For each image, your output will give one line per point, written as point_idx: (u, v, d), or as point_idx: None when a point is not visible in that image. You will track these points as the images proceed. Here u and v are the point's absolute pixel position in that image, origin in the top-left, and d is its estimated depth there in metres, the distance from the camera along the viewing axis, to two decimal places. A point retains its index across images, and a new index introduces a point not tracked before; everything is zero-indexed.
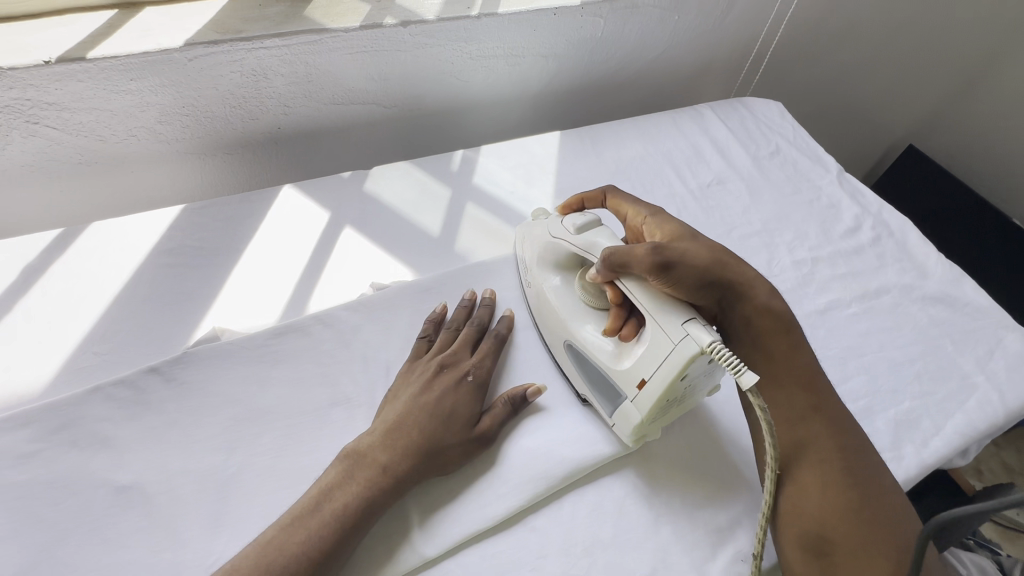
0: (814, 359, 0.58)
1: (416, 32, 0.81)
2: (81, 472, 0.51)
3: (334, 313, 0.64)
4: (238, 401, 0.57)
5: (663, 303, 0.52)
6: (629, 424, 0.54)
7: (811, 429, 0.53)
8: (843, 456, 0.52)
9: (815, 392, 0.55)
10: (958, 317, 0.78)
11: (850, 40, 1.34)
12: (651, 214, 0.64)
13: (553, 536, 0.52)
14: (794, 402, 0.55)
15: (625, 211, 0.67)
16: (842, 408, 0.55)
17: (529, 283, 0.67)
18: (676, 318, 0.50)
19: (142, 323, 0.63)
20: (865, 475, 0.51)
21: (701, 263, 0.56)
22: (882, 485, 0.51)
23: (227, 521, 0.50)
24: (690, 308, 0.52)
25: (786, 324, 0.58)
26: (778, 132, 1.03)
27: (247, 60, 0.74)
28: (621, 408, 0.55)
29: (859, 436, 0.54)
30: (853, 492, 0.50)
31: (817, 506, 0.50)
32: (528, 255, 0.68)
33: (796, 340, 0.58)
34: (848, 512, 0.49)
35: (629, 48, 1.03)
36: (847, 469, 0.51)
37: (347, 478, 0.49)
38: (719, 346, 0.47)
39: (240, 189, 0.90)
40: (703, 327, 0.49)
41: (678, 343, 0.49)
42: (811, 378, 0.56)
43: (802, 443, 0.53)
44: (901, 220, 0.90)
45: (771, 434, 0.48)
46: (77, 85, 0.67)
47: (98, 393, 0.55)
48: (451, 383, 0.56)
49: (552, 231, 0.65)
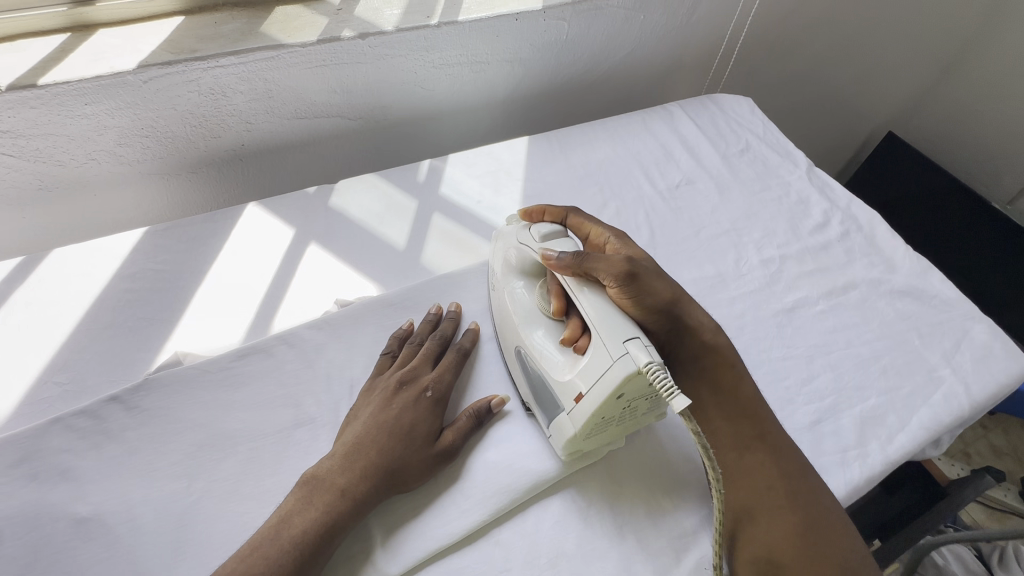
0: (757, 389, 0.60)
1: (375, 44, 0.80)
2: (41, 505, 0.51)
3: (297, 333, 0.64)
4: (200, 426, 0.57)
5: (607, 320, 0.51)
6: (563, 436, 0.54)
7: (753, 456, 0.55)
8: (786, 481, 0.53)
9: (759, 422, 0.57)
10: (927, 310, 0.78)
11: (822, 32, 1.34)
12: (615, 237, 0.65)
13: (517, 550, 0.52)
14: (740, 430, 0.57)
15: (588, 231, 0.67)
16: (784, 435, 0.57)
17: (493, 287, 0.67)
18: (619, 336, 0.50)
19: (104, 351, 0.63)
20: (808, 498, 0.53)
21: (663, 295, 0.58)
22: (826, 509, 0.53)
23: (190, 549, 0.50)
24: (633, 327, 0.51)
25: (733, 357, 0.61)
26: (748, 129, 1.03)
27: (203, 79, 0.73)
28: (557, 420, 0.55)
29: (801, 458, 0.56)
30: (796, 515, 0.52)
31: (765, 532, 0.51)
32: (495, 262, 0.68)
33: (740, 370, 0.60)
34: (793, 536, 0.50)
35: (596, 50, 1.03)
36: (790, 494, 0.53)
37: (306, 504, 0.49)
38: (655, 367, 0.47)
39: (207, 208, 0.90)
40: (644, 346, 0.48)
41: (616, 360, 0.49)
42: (755, 408, 0.58)
43: (746, 472, 0.55)
44: (869, 213, 0.90)
45: (711, 460, 0.46)
46: (31, 112, 0.67)
47: (58, 424, 0.55)
48: (410, 399, 0.56)
49: (520, 238, 0.64)
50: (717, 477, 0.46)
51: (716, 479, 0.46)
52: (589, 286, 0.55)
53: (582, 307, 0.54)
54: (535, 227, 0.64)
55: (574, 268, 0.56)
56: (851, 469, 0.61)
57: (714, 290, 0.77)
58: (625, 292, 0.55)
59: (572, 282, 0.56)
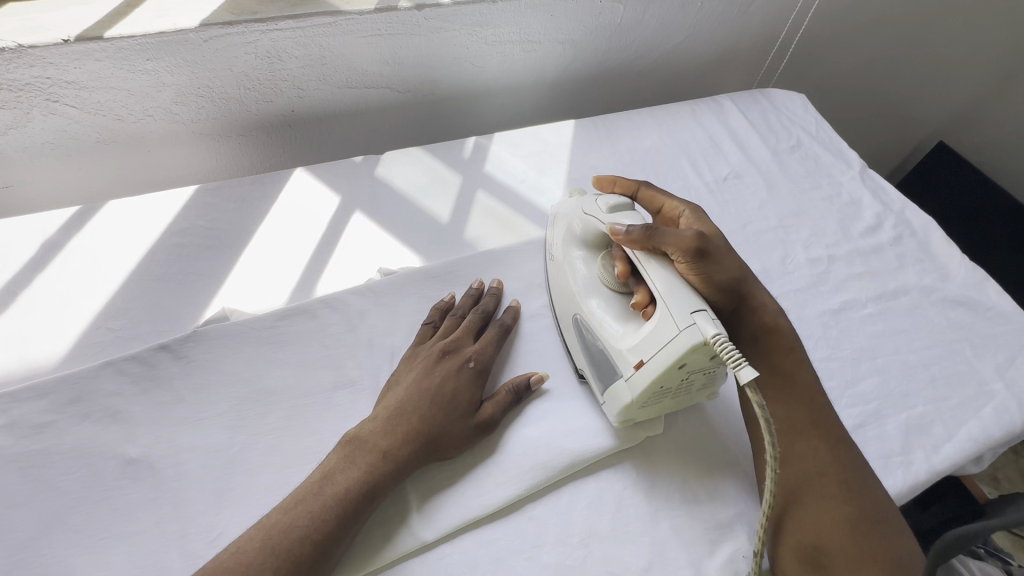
0: (814, 374, 0.59)
1: (431, 16, 0.80)
2: (93, 443, 0.52)
3: (341, 297, 0.65)
4: (245, 380, 0.58)
5: (676, 289, 0.51)
6: (619, 403, 0.54)
7: (807, 442, 0.54)
8: (840, 471, 0.52)
9: (815, 407, 0.56)
10: (980, 321, 0.76)
11: (881, 30, 1.29)
12: (689, 211, 0.65)
13: (551, 525, 0.52)
14: (793, 417, 0.55)
15: (661, 204, 0.67)
16: (838, 424, 0.56)
17: (551, 256, 0.67)
18: (686, 306, 0.50)
19: (156, 301, 0.64)
20: (860, 489, 0.52)
21: (731, 272, 0.57)
22: (877, 499, 0.52)
23: (232, 497, 0.51)
24: (700, 298, 0.51)
25: (792, 342, 0.60)
26: (800, 125, 1.00)
27: (261, 42, 0.73)
28: (614, 387, 0.55)
29: (854, 449, 0.54)
30: (849, 503, 0.51)
31: (814, 518, 0.50)
32: (557, 231, 0.68)
33: (800, 356, 0.59)
34: (845, 524, 0.50)
35: (649, 37, 1.01)
36: (845, 483, 0.51)
37: (349, 462, 0.50)
38: (723, 339, 0.46)
39: (254, 170, 0.91)
40: (711, 318, 0.48)
41: (683, 329, 0.48)
42: (812, 396, 0.57)
43: (797, 456, 0.53)
44: (924, 219, 0.87)
45: (771, 436, 0.45)
46: (96, 64, 0.68)
47: (110, 368, 0.56)
48: (453, 368, 0.56)
49: (585, 208, 0.64)
50: (775, 456, 0.45)
51: (773, 456, 0.45)
52: (657, 260, 0.54)
53: (650, 281, 0.54)
54: (601, 197, 0.63)
55: (643, 243, 0.55)
56: (894, 475, 0.60)
57: None
58: (694, 267, 0.54)
59: (640, 255, 0.56)
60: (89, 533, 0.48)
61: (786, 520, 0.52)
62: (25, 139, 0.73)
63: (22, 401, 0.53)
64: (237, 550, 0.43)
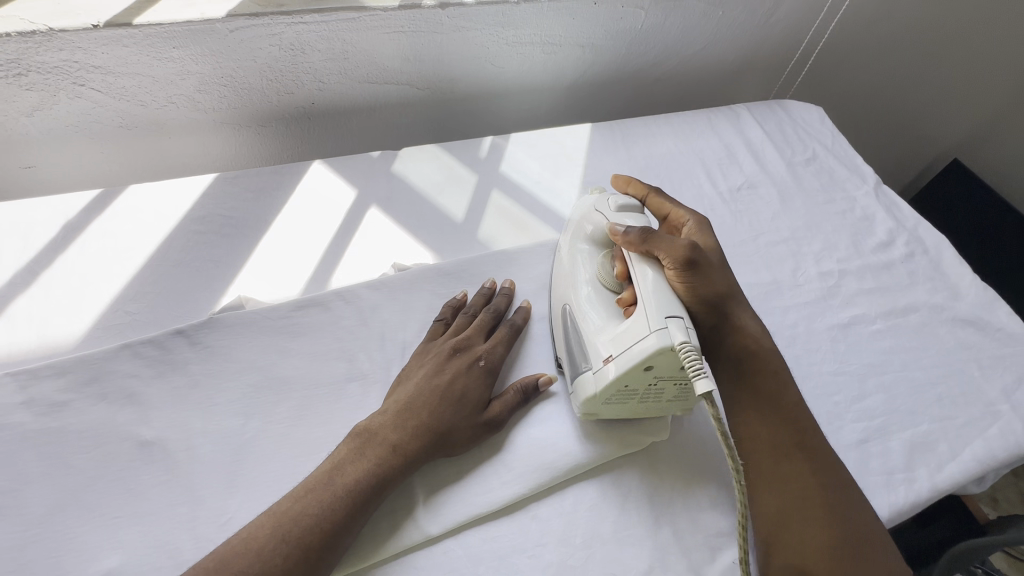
0: (800, 396, 0.58)
1: (454, 15, 0.80)
2: (109, 423, 0.53)
3: (355, 291, 0.65)
4: (258, 367, 0.59)
5: (659, 293, 0.52)
6: (583, 394, 0.56)
7: (792, 464, 0.53)
8: (824, 493, 0.52)
9: (801, 429, 0.56)
10: (989, 342, 0.76)
11: (900, 46, 1.30)
12: (694, 223, 0.65)
13: (553, 525, 0.53)
14: (779, 436, 0.55)
15: (668, 211, 0.68)
16: (825, 445, 0.56)
17: (558, 249, 0.68)
18: (662, 311, 0.50)
19: (173, 287, 0.65)
20: (846, 511, 0.51)
21: (715, 287, 0.58)
22: (864, 525, 0.51)
23: (243, 483, 0.52)
24: (679, 306, 0.51)
25: (778, 364, 0.59)
26: (816, 138, 1.00)
27: (286, 34, 0.74)
28: (581, 378, 0.56)
29: (842, 473, 0.54)
30: (833, 526, 0.50)
31: (798, 541, 0.50)
32: (568, 226, 0.69)
33: (785, 378, 0.59)
34: (827, 549, 0.49)
35: (668, 44, 1.02)
36: (827, 505, 0.51)
37: (359, 454, 0.50)
38: (689, 348, 0.47)
39: (271, 161, 0.92)
40: (684, 327, 0.49)
41: (653, 331, 0.49)
42: (797, 416, 0.56)
43: (783, 478, 0.53)
44: (937, 237, 0.87)
45: (729, 443, 0.46)
46: (123, 50, 0.69)
47: (127, 351, 0.57)
48: (462, 367, 0.57)
49: (597, 205, 0.65)
50: (738, 467, 0.46)
51: (734, 470, 0.47)
52: (647, 263, 0.55)
53: (636, 279, 0.55)
54: (614, 198, 0.65)
55: (637, 245, 0.56)
56: (897, 492, 0.60)
57: (769, 296, 0.75)
58: (682, 276, 0.55)
59: (633, 256, 0.57)
60: (103, 511, 0.49)
61: (769, 545, 0.51)
62: (50, 120, 0.74)
63: (41, 379, 0.54)
64: (250, 534, 0.44)
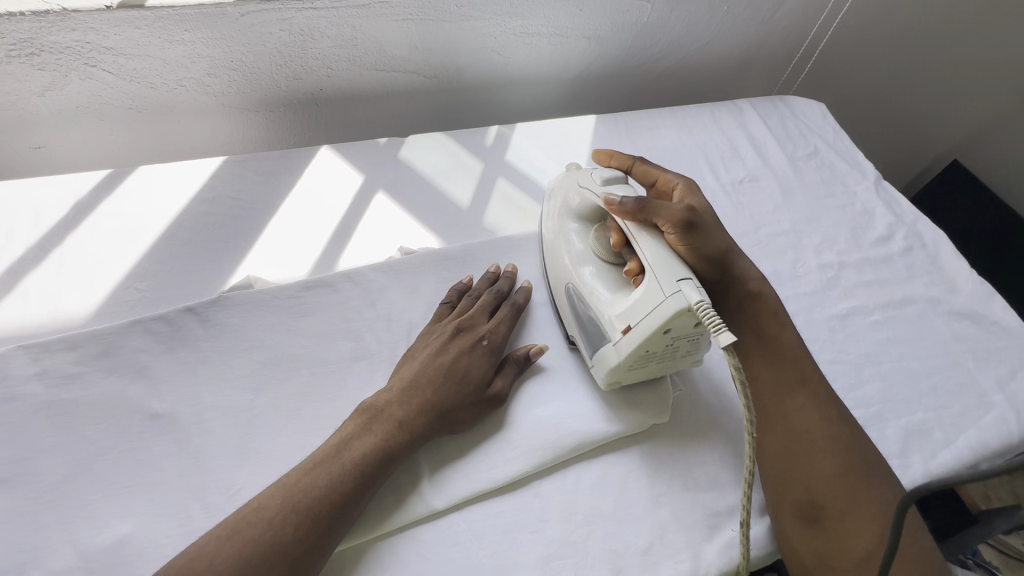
0: (800, 340, 0.61)
1: (463, 3, 0.81)
2: (121, 396, 0.54)
3: (363, 273, 0.66)
4: (267, 345, 0.60)
5: (666, 259, 0.53)
6: (606, 366, 0.57)
7: (796, 401, 0.56)
8: (827, 428, 0.54)
9: (801, 368, 0.58)
10: (984, 334, 0.77)
11: (901, 45, 1.31)
12: (685, 187, 0.66)
13: (555, 501, 0.54)
14: (782, 374, 0.58)
15: (655, 177, 0.68)
16: (826, 384, 0.58)
17: (546, 228, 0.69)
18: (672, 275, 0.51)
19: (182, 266, 0.66)
20: (851, 444, 0.53)
21: (719, 246, 0.59)
22: (868, 456, 0.53)
23: (252, 456, 0.53)
24: (687, 268, 0.52)
25: (775, 307, 0.62)
26: (817, 133, 1.01)
27: (295, 19, 0.75)
28: (602, 352, 0.57)
29: (845, 412, 0.56)
30: (839, 457, 0.52)
31: (805, 476, 0.52)
32: (552, 203, 0.69)
33: (784, 321, 0.61)
34: (835, 477, 0.51)
35: (673, 38, 1.03)
36: (832, 437, 0.54)
37: (365, 429, 0.51)
38: (706, 306, 0.48)
39: (278, 146, 0.93)
40: (696, 287, 0.50)
41: (668, 296, 0.50)
42: (795, 356, 0.59)
43: (787, 414, 0.56)
44: (935, 232, 0.88)
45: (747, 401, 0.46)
46: (134, 32, 0.70)
47: (138, 327, 0.58)
48: (466, 346, 0.58)
49: (580, 180, 0.66)
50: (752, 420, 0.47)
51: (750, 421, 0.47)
52: (648, 232, 0.56)
53: (640, 252, 0.55)
54: (597, 170, 0.65)
55: (635, 214, 0.56)
56: None
57: None
58: (685, 239, 0.56)
59: (631, 226, 0.57)
60: (114, 481, 0.50)
61: (779, 484, 0.54)
62: (62, 102, 0.75)
63: (53, 351, 0.55)
64: (259, 504, 0.45)
